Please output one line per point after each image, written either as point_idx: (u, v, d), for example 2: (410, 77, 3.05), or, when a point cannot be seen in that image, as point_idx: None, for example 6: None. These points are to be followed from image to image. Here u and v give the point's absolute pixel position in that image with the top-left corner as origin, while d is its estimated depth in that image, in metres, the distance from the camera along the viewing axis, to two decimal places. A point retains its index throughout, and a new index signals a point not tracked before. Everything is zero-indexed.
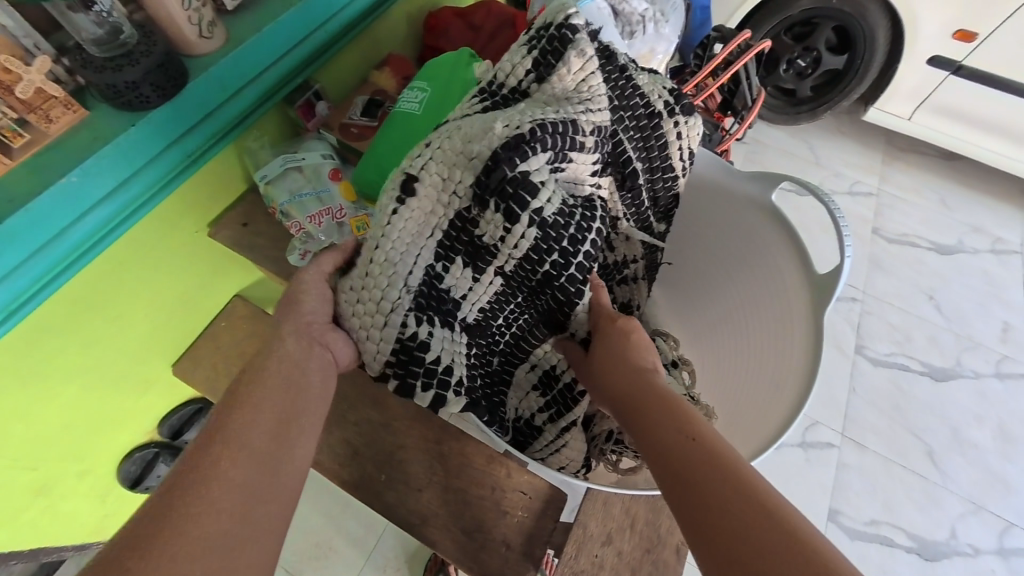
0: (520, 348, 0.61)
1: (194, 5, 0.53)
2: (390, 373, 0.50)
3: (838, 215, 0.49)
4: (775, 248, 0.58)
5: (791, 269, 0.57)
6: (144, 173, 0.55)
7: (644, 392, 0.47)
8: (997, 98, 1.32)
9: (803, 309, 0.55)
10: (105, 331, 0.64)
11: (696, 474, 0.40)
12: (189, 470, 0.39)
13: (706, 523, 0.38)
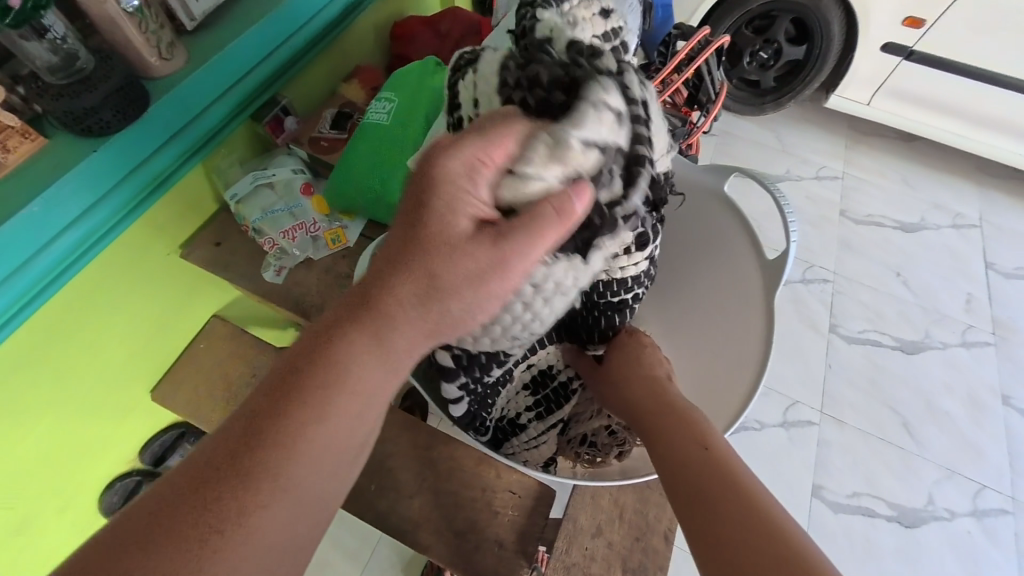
0: (531, 348, 0.63)
1: (150, 27, 0.53)
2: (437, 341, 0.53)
3: (783, 203, 0.50)
4: (732, 237, 0.61)
5: (747, 257, 0.59)
6: (110, 199, 0.55)
7: (648, 398, 0.52)
8: (948, 80, 1.38)
9: (758, 294, 0.57)
10: (79, 359, 0.63)
11: (694, 472, 0.43)
12: (243, 477, 0.35)
13: (695, 511, 0.42)
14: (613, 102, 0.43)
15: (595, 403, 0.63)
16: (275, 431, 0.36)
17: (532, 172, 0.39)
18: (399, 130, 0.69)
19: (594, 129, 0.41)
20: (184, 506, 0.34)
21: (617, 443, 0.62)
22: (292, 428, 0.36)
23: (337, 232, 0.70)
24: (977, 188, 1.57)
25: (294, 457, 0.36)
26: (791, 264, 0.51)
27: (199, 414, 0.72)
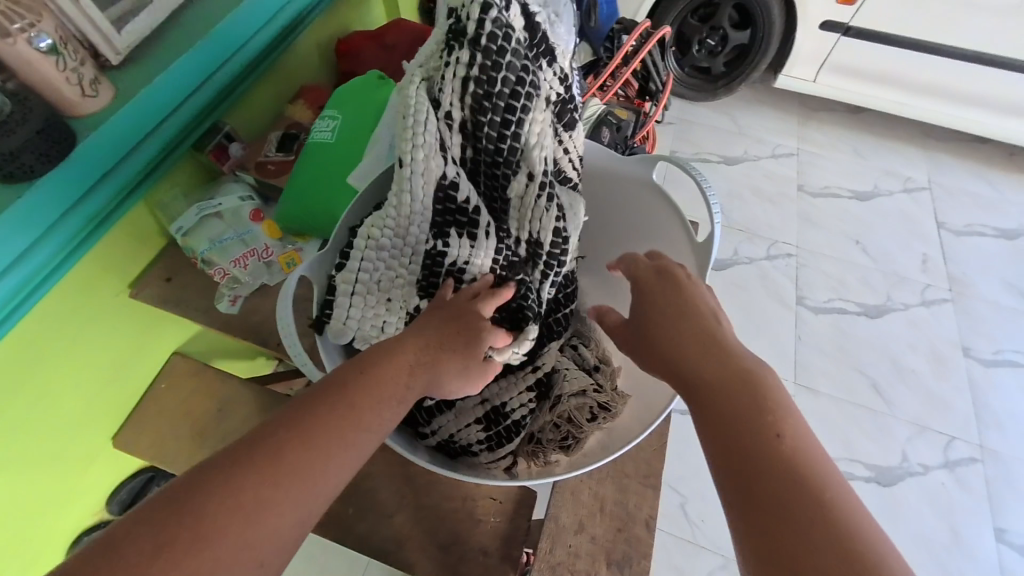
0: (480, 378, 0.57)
1: (70, 65, 0.52)
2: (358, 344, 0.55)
3: (705, 185, 0.52)
4: (665, 221, 0.61)
5: (681, 239, 0.59)
6: (44, 243, 0.53)
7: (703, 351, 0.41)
8: (884, 52, 1.44)
9: (693, 276, 0.58)
10: (30, 412, 0.61)
11: (764, 462, 0.33)
12: (297, 459, 0.34)
13: (750, 500, 0.32)
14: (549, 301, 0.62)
15: (543, 417, 0.58)
16: (350, 417, 0.37)
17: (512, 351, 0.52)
18: (345, 147, 0.69)
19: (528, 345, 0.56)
20: (248, 489, 0.32)
21: (560, 438, 0.58)
22: (363, 415, 0.38)
23: (292, 256, 0.70)
24: (923, 153, 1.64)
25: (365, 444, 0.37)
26: (715, 244, 0.51)
27: (165, 455, 0.68)
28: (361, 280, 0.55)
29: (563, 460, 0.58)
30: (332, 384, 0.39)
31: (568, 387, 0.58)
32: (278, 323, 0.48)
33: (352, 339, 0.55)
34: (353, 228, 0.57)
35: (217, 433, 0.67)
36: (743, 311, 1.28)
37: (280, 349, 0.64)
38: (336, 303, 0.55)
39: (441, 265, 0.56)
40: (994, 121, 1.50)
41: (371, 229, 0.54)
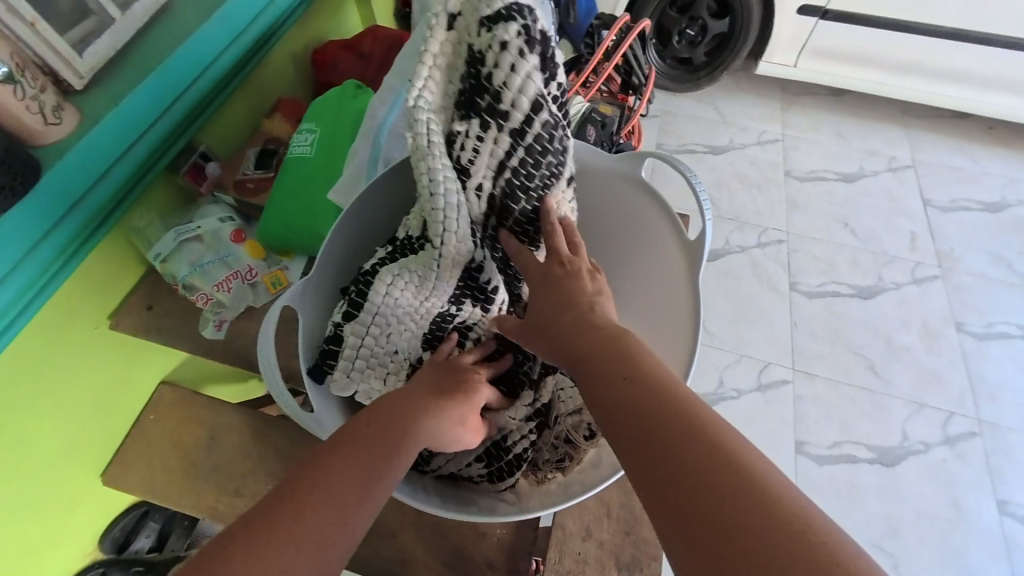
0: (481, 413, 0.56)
1: (30, 92, 0.50)
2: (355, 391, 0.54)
3: (695, 182, 0.51)
4: (655, 221, 0.60)
5: (670, 238, 0.58)
6: (11, 279, 0.51)
7: (613, 361, 0.38)
8: (862, 33, 1.45)
9: (684, 274, 0.57)
10: (11, 454, 0.59)
11: (675, 440, 0.31)
12: (316, 493, 0.34)
13: (669, 489, 0.30)
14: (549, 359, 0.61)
15: (544, 441, 0.58)
16: (356, 462, 0.36)
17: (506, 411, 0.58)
18: (324, 162, 0.67)
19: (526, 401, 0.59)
20: (269, 530, 0.31)
21: (557, 458, 0.57)
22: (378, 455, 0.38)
23: (276, 275, 0.68)
24: (905, 131, 1.65)
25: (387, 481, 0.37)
26: (708, 240, 0.50)
27: (157, 491, 0.67)
28: (369, 339, 0.53)
29: (560, 479, 0.56)
30: (347, 429, 0.39)
31: (564, 407, 0.58)
32: (259, 360, 0.46)
33: (355, 393, 0.55)
34: (360, 274, 0.53)
35: (207, 463, 0.67)
36: (737, 301, 1.28)
37: None
38: (340, 355, 0.53)
39: (450, 324, 0.57)
40: (972, 95, 1.52)
41: (388, 282, 0.51)
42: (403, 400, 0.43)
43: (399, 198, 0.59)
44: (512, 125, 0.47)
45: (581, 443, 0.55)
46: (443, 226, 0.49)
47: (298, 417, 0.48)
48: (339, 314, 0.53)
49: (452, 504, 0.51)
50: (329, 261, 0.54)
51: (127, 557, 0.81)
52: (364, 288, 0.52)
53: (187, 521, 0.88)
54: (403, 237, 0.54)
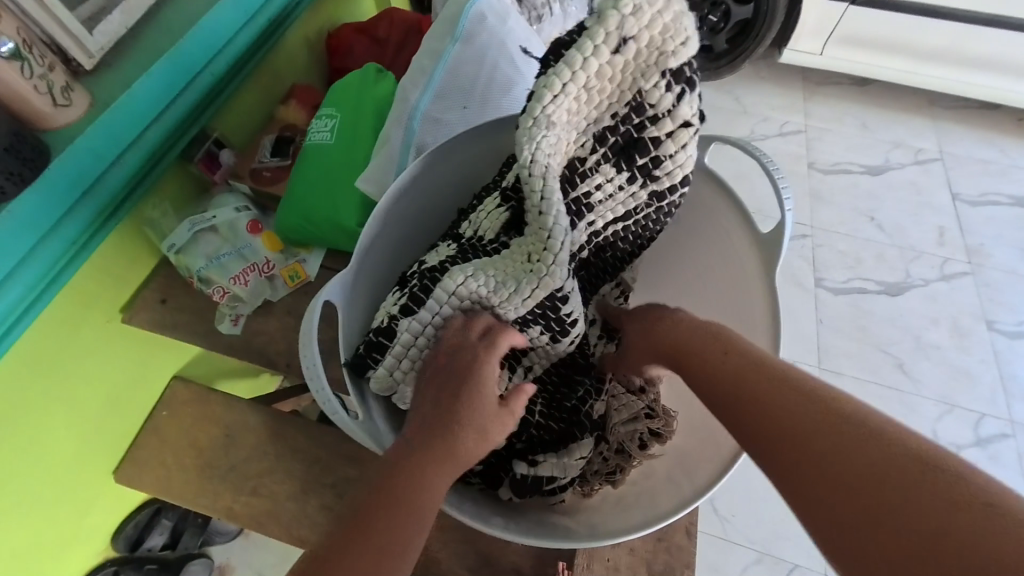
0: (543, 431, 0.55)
1: (37, 71, 0.46)
2: (394, 389, 0.51)
3: (775, 172, 0.49)
4: (719, 211, 0.57)
5: (737, 229, 0.55)
6: (21, 273, 0.49)
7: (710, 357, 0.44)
8: (891, 19, 1.39)
9: (755, 268, 0.54)
10: (23, 452, 0.57)
11: (825, 457, 0.34)
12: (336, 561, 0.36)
13: (828, 513, 0.33)
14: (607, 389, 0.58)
15: (601, 460, 0.53)
16: (378, 533, 0.37)
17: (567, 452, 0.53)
18: (348, 149, 0.64)
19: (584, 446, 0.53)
20: None
21: (608, 470, 0.54)
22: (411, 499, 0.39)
23: (295, 269, 0.65)
24: (932, 123, 1.59)
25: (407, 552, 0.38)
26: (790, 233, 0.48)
27: (173, 490, 0.65)
28: (422, 340, 0.49)
29: (612, 492, 0.54)
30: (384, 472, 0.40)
31: (618, 415, 0.55)
32: (302, 365, 0.42)
33: (394, 394, 0.51)
34: (426, 269, 0.50)
35: (223, 463, 0.65)
36: None
37: (289, 370, 0.61)
38: (387, 352, 0.49)
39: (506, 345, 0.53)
40: (1006, 85, 1.45)
41: (456, 280, 0.47)
42: (419, 453, 0.41)
43: (439, 190, 0.56)
44: (656, 187, 0.51)
45: (637, 454, 0.53)
46: (547, 244, 0.45)
47: (346, 425, 0.43)
48: (396, 306, 0.50)
49: (512, 524, 0.46)
50: (381, 247, 0.52)
51: (140, 555, 0.80)
52: (430, 283, 0.49)
53: (199, 520, 0.86)
54: (475, 240, 0.51)
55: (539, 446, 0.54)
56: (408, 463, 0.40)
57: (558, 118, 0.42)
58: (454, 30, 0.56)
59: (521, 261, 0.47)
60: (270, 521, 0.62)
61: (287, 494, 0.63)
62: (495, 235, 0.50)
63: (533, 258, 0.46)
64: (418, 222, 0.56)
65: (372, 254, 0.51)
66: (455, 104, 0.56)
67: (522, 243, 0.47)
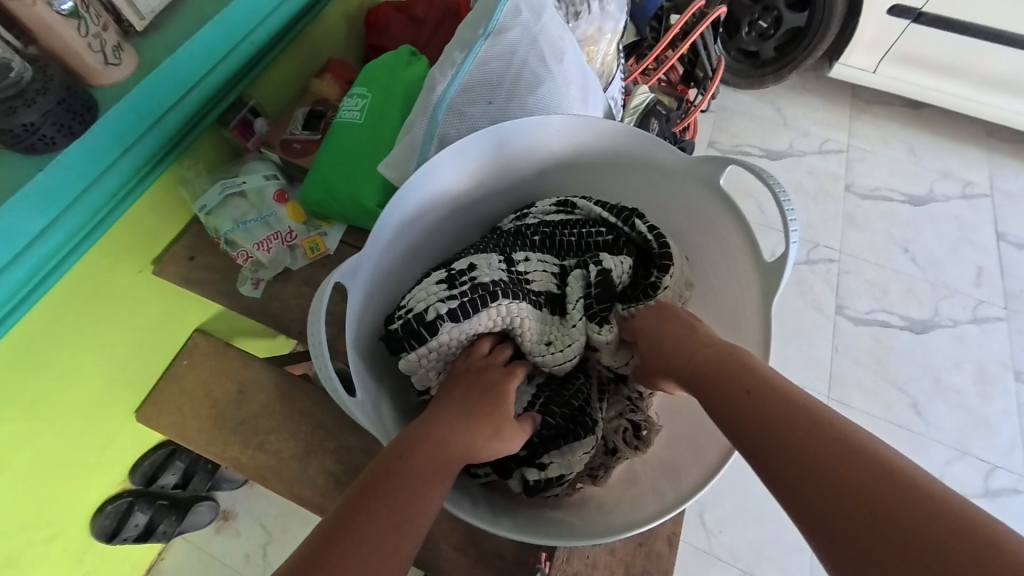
0: (556, 435, 0.53)
1: (92, 30, 0.49)
2: (415, 369, 0.52)
3: (785, 201, 0.47)
4: (725, 227, 0.56)
5: (743, 255, 0.54)
6: (65, 219, 0.52)
7: (723, 383, 0.44)
8: (955, 40, 1.31)
9: (754, 294, 0.53)
10: (53, 387, 0.61)
11: (832, 501, 0.34)
12: (375, 491, 0.39)
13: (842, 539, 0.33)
14: (617, 406, 0.57)
15: (597, 459, 0.54)
16: (412, 470, 0.40)
17: (577, 450, 0.52)
18: (377, 129, 0.65)
19: (585, 448, 0.52)
20: (343, 520, 0.37)
21: (591, 466, 0.54)
22: (404, 498, 0.39)
23: (315, 241, 0.67)
24: (986, 155, 1.51)
25: (433, 493, 0.40)
26: (790, 267, 0.46)
27: (187, 435, 0.69)
28: (452, 344, 0.51)
29: (592, 490, 0.54)
30: (372, 475, 0.40)
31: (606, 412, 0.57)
32: (308, 343, 0.42)
33: (414, 374, 0.53)
34: (479, 283, 0.51)
35: (235, 417, 0.69)
36: (779, 319, 1.22)
37: (301, 337, 0.64)
38: (424, 342, 0.50)
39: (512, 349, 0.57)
40: None
41: (502, 313, 0.51)
42: (449, 413, 0.46)
43: (474, 191, 0.58)
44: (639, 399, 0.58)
45: (624, 452, 0.55)
46: (567, 346, 0.54)
47: (350, 411, 0.43)
48: (443, 305, 0.50)
49: (533, 523, 0.48)
50: (402, 238, 0.53)
51: (154, 490, 0.85)
52: (479, 301, 0.51)
53: (210, 465, 0.91)
54: (521, 276, 0.55)
55: (543, 449, 0.52)
56: (436, 423, 0.44)
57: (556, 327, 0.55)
58: (487, 24, 0.56)
59: (542, 326, 0.54)
60: (274, 477, 0.65)
61: (291, 453, 0.66)
62: (539, 291, 0.55)
63: (552, 344, 0.54)
64: (441, 213, 0.56)
65: (398, 241, 0.53)
66: (480, 98, 0.56)
67: (547, 326, 0.55)
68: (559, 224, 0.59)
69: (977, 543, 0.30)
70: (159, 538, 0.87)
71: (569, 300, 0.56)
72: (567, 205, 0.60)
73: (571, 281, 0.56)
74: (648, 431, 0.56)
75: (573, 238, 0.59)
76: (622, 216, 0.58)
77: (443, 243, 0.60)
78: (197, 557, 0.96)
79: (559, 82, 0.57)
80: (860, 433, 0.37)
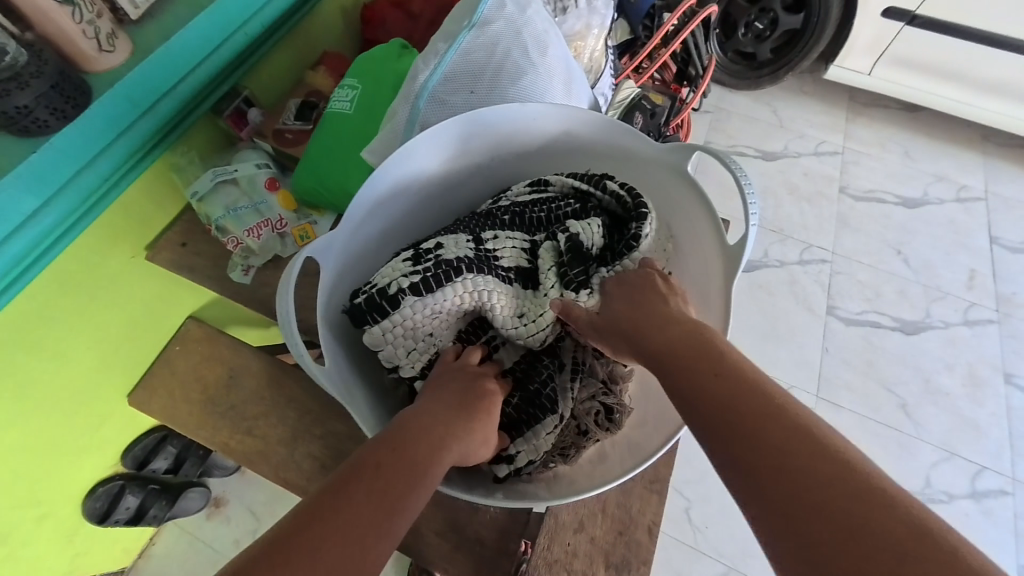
0: (524, 414, 0.54)
1: (86, 17, 0.50)
2: (382, 346, 0.53)
3: (744, 180, 0.48)
4: (694, 212, 0.57)
5: (709, 240, 0.55)
6: (59, 201, 0.53)
7: (690, 359, 0.42)
8: (950, 44, 1.32)
9: (718, 280, 0.54)
10: (46, 366, 0.62)
11: (787, 485, 0.32)
12: (363, 477, 0.38)
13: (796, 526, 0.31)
14: (585, 389, 0.57)
15: (564, 438, 0.55)
16: (405, 463, 0.40)
17: (544, 431, 0.53)
18: (358, 117, 0.66)
19: (548, 426, 0.53)
20: (327, 501, 0.36)
21: (562, 445, 0.55)
22: (387, 492, 0.38)
23: (305, 229, 0.68)
24: (982, 159, 1.51)
25: (422, 488, 0.40)
26: (749, 250, 0.47)
27: (177, 418, 0.71)
28: (418, 320, 0.52)
29: (563, 469, 0.55)
30: (356, 467, 0.39)
31: (575, 392, 0.57)
32: (277, 317, 0.43)
33: (381, 351, 0.53)
34: (443, 259, 0.52)
35: (225, 402, 0.70)
36: (769, 317, 1.23)
37: None
38: (388, 316, 0.51)
39: (481, 333, 0.58)
40: None
41: (467, 286, 0.52)
42: (444, 410, 0.47)
43: (450, 175, 0.59)
44: (610, 383, 0.58)
45: (596, 433, 0.56)
46: (541, 314, 0.55)
47: (317, 382, 0.44)
48: (406, 280, 0.51)
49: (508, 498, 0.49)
50: (375, 218, 0.54)
51: (145, 475, 0.86)
52: (443, 276, 0.51)
53: (201, 451, 0.92)
54: (490, 254, 0.55)
55: (510, 438, 0.53)
56: (429, 416, 0.45)
57: (530, 301, 0.56)
58: (472, 15, 0.57)
59: (514, 300, 0.55)
60: (261, 461, 0.67)
61: (278, 438, 0.67)
62: (509, 267, 0.56)
63: (525, 316, 0.55)
64: (414, 194, 0.57)
65: (370, 222, 0.53)
66: (463, 87, 0.57)
67: (520, 299, 0.55)
68: (528, 203, 0.60)
69: (930, 541, 0.29)
70: (149, 522, 0.89)
71: (542, 270, 0.56)
72: (540, 184, 0.61)
73: (542, 254, 0.57)
74: (621, 405, 0.57)
75: (542, 214, 0.59)
76: (594, 181, 0.58)
77: (421, 226, 0.61)
78: (186, 543, 0.98)
79: (541, 73, 0.58)
80: (833, 432, 0.35)
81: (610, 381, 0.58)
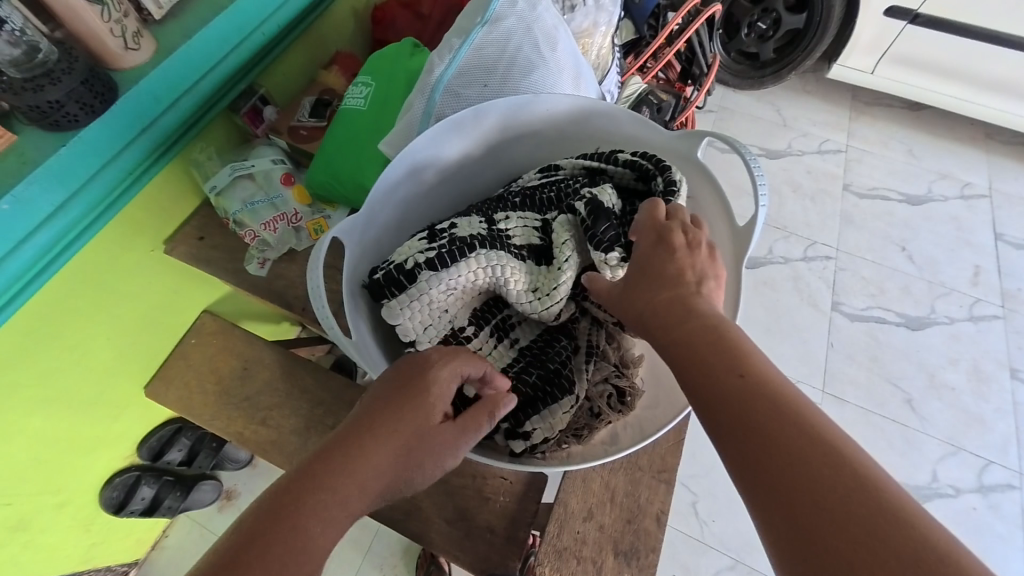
0: (539, 393, 0.56)
1: (114, 16, 0.52)
2: (399, 319, 0.53)
3: (754, 166, 0.49)
4: (705, 198, 0.58)
5: (719, 226, 0.56)
6: (80, 196, 0.54)
7: (709, 356, 0.39)
8: (952, 43, 1.32)
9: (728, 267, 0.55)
10: (68, 357, 0.64)
11: (797, 499, 0.31)
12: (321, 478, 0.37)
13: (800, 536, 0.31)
14: (598, 372, 0.58)
15: (577, 419, 0.56)
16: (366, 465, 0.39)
17: (559, 412, 0.55)
18: (373, 109, 0.68)
19: (563, 407, 0.55)
20: (286, 498, 0.36)
21: (575, 426, 0.57)
22: (316, 517, 0.36)
23: (319, 223, 0.70)
24: (985, 156, 1.52)
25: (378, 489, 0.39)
26: (758, 233, 0.48)
27: (194, 408, 0.72)
28: (434, 295, 0.53)
29: (577, 449, 0.56)
30: (289, 485, 0.37)
31: (590, 374, 0.58)
32: (307, 286, 0.44)
33: (398, 324, 0.54)
34: (457, 237, 0.54)
35: (240, 393, 0.71)
36: (772, 311, 1.24)
37: (303, 314, 0.66)
38: (405, 290, 0.53)
39: (495, 313, 0.59)
40: None
41: (479, 260, 0.53)
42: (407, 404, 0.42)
43: (466, 163, 0.61)
44: (623, 368, 0.59)
45: (609, 415, 0.57)
46: (554, 289, 0.55)
47: (347, 351, 0.46)
48: (422, 256, 0.53)
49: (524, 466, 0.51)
50: (392, 201, 0.55)
51: (160, 466, 0.88)
52: (457, 252, 0.53)
53: (214, 443, 0.94)
54: (502, 233, 0.57)
55: (526, 417, 0.55)
56: (390, 413, 0.41)
57: (543, 277, 0.56)
58: (484, 12, 0.59)
59: (527, 275, 0.56)
60: (275, 450, 0.68)
61: (291, 428, 0.68)
62: (521, 245, 0.57)
63: (538, 291, 0.56)
64: (429, 182, 0.59)
65: (387, 206, 0.55)
66: (476, 80, 0.59)
67: (534, 275, 0.56)
68: (540, 185, 0.61)
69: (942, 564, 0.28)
70: (163, 513, 0.91)
71: (557, 243, 0.57)
72: (550, 169, 0.63)
73: (556, 228, 0.57)
74: (633, 387, 0.58)
75: (552, 194, 0.60)
76: (606, 157, 0.60)
77: (434, 216, 0.63)
78: (198, 535, 1.00)
79: (552, 68, 0.60)
80: (852, 444, 0.33)
81: (622, 367, 0.59)
